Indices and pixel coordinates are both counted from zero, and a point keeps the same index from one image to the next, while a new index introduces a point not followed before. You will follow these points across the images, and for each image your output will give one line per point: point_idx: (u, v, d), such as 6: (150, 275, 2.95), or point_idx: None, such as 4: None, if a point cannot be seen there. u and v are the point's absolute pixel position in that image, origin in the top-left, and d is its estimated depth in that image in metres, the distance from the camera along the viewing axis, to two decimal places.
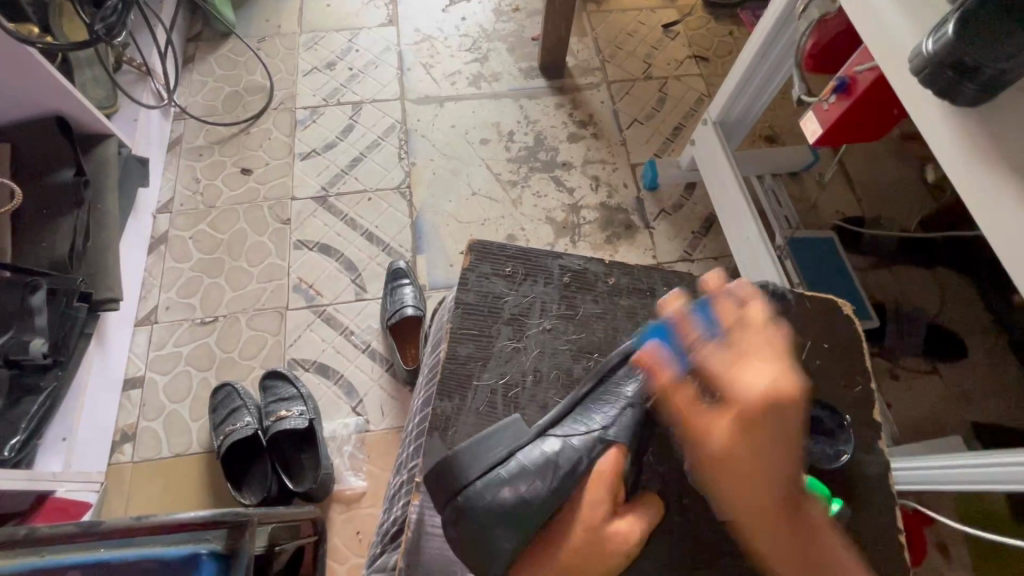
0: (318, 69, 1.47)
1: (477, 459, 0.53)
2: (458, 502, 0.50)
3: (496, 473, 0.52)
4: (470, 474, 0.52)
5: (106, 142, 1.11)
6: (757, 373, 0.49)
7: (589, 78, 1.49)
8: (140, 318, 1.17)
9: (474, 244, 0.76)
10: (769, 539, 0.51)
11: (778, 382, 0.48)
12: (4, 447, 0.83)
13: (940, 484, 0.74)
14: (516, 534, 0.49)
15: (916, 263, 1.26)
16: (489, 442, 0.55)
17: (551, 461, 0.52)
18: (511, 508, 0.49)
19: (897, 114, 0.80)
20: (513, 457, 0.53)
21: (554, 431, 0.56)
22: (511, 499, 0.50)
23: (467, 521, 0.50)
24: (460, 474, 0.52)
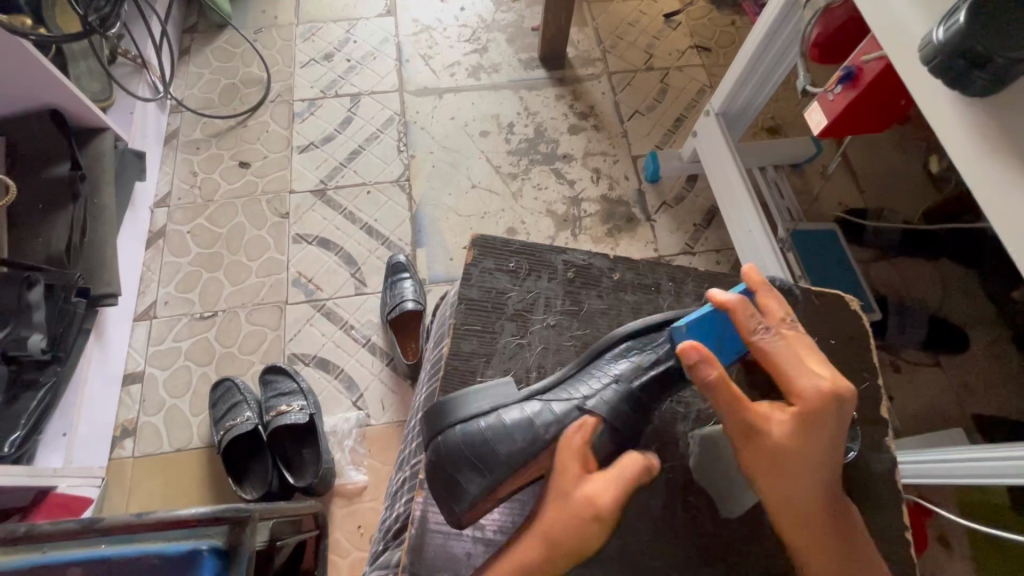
0: (316, 61, 1.45)
1: (462, 407, 0.58)
2: (437, 442, 0.56)
3: (476, 424, 0.56)
4: (455, 419, 0.57)
5: (101, 136, 1.10)
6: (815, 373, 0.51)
7: (590, 69, 1.47)
8: (139, 313, 1.16)
9: (477, 238, 0.76)
10: (808, 539, 0.51)
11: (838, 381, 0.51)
12: (3, 443, 0.83)
13: (945, 479, 0.74)
14: (483, 478, 0.54)
15: (920, 255, 1.25)
16: (474, 396, 0.59)
17: (525, 419, 0.56)
18: (476, 449, 0.55)
19: (905, 105, 0.79)
20: (493, 412, 0.57)
21: (540, 396, 0.59)
22: (479, 442, 0.55)
23: (443, 462, 0.55)
24: (444, 417, 0.58)
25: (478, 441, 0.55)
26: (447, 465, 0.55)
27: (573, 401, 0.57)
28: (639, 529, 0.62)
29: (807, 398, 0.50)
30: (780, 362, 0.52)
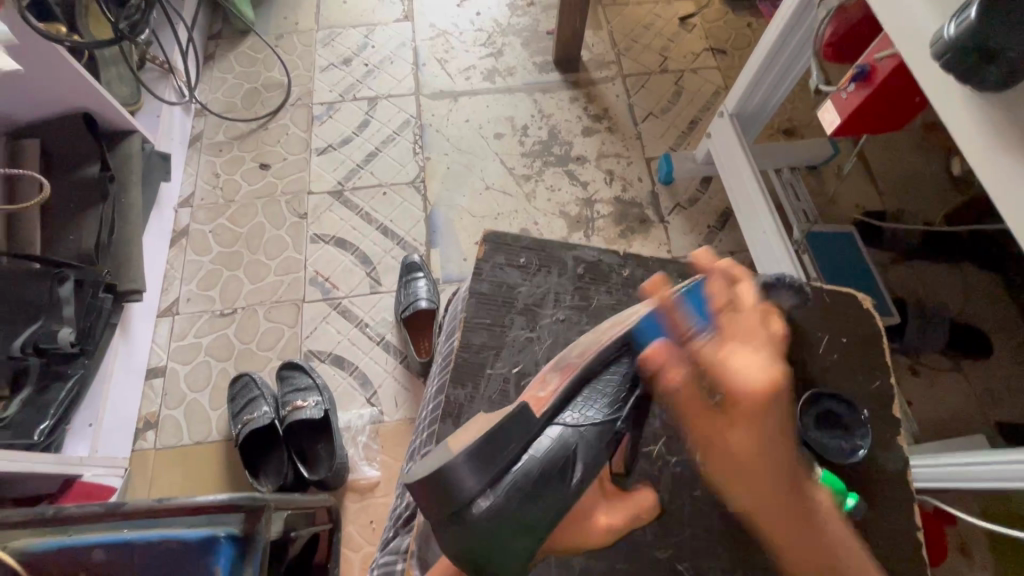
0: (335, 65, 1.48)
1: (486, 464, 0.49)
2: (469, 516, 0.48)
3: (506, 483, 0.50)
4: (478, 483, 0.49)
5: (129, 138, 1.14)
6: (745, 365, 0.58)
7: (604, 72, 1.48)
8: (162, 309, 1.20)
9: (489, 234, 0.77)
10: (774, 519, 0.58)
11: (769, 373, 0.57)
12: (35, 431, 0.86)
13: (961, 482, 0.73)
14: (528, 540, 0.50)
15: (940, 257, 1.23)
16: (497, 445, 0.50)
17: (563, 458, 0.52)
18: (520, 513, 0.49)
19: (920, 103, 0.78)
20: (524, 455, 0.52)
21: (560, 418, 0.56)
22: (520, 507, 0.49)
23: (478, 535, 0.48)
24: (466, 486, 0.48)
25: (525, 504, 0.49)
26: (479, 541, 0.48)
27: (595, 425, 0.56)
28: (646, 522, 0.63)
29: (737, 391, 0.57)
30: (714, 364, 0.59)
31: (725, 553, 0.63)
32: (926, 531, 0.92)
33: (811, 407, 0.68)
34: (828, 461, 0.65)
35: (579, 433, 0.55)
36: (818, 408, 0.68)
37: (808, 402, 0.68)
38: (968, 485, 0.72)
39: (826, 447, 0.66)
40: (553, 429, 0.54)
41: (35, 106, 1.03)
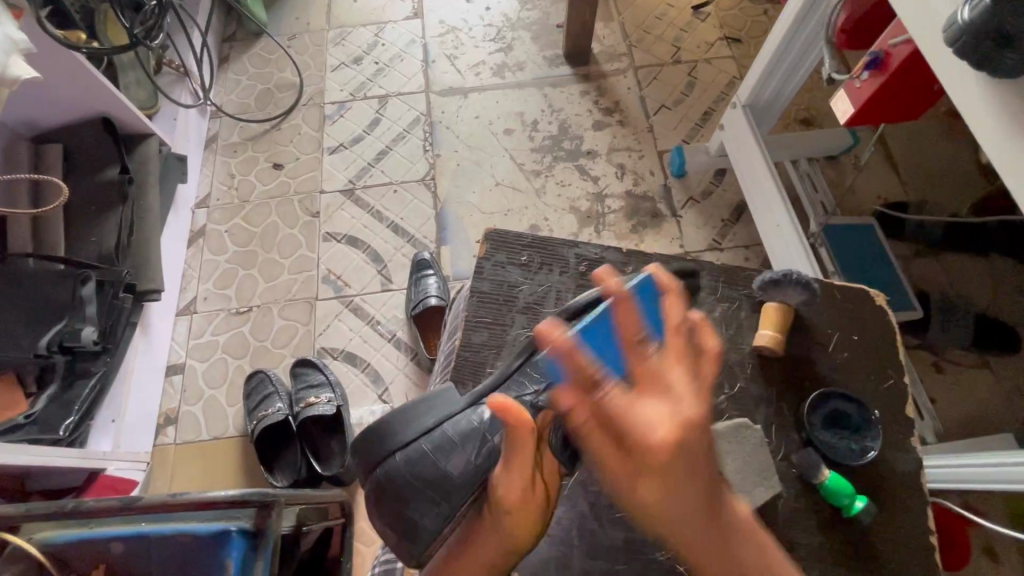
0: (346, 64, 1.49)
1: (402, 431, 0.55)
2: (380, 476, 0.54)
3: (420, 447, 0.54)
4: (391, 447, 0.54)
5: (146, 141, 1.16)
6: (652, 409, 0.38)
7: (616, 64, 1.46)
8: (181, 308, 1.23)
9: (490, 232, 0.76)
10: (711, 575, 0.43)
11: (669, 420, 0.38)
12: (60, 426, 0.90)
13: (982, 484, 0.70)
14: (438, 508, 0.53)
15: (967, 249, 1.18)
16: (420, 413, 0.56)
17: (479, 430, 0.54)
18: (430, 480, 0.53)
19: (938, 90, 0.75)
20: (440, 428, 0.55)
21: (489, 399, 0.57)
22: (434, 473, 0.53)
23: (389, 493, 0.53)
24: (384, 448, 0.54)
25: (434, 472, 0.53)
26: (399, 502, 0.53)
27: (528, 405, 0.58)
28: None
29: (641, 439, 0.38)
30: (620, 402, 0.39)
31: None
32: (947, 533, 0.89)
33: (819, 407, 0.66)
34: (836, 463, 0.64)
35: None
36: (827, 408, 0.66)
37: (815, 402, 0.66)
38: (990, 487, 0.70)
39: (835, 449, 0.64)
40: (477, 410, 0.56)
41: (56, 111, 1.07)
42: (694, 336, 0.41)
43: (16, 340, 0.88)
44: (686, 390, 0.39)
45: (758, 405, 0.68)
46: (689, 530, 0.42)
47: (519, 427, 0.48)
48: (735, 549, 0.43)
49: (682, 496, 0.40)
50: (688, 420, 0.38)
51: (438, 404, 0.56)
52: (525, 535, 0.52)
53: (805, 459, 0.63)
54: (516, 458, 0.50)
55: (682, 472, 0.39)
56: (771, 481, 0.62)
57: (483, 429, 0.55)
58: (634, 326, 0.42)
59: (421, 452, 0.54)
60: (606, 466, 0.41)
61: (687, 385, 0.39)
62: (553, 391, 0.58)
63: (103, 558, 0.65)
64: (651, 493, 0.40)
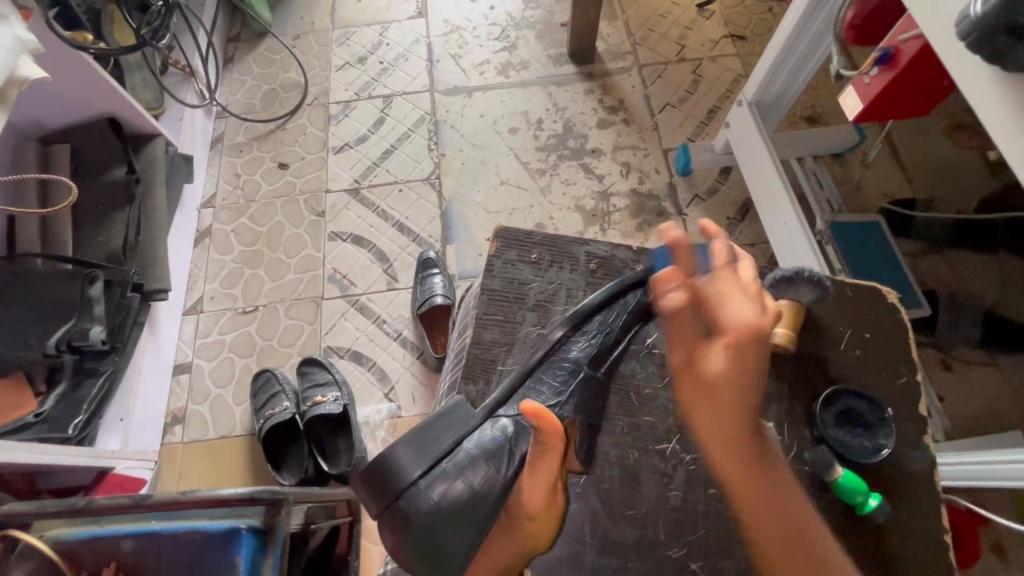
0: (351, 64, 1.49)
1: (421, 454, 0.52)
2: (401, 506, 0.50)
3: (445, 469, 0.52)
4: (411, 475, 0.51)
5: (153, 142, 1.17)
6: (740, 307, 0.54)
7: (620, 62, 1.46)
8: (187, 308, 1.23)
9: (499, 230, 0.76)
10: (754, 503, 0.50)
11: (758, 317, 0.53)
12: (69, 426, 0.90)
13: (992, 481, 0.70)
14: (467, 531, 0.51)
15: (975, 247, 1.17)
16: (437, 432, 0.54)
17: (505, 445, 0.57)
18: (460, 504, 0.51)
19: (948, 86, 0.75)
20: (460, 447, 0.53)
21: (503, 413, 0.60)
22: (462, 493, 0.52)
23: (415, 523, 0.50)
24: (402, 476, 0.50)
25: (464, 493, 0.52)
26: (423, 532, 0.50)
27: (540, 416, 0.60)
28: (660, 519, 0.64)
29: (729, 329, 0.53)
30: (714, 300, 0.55)
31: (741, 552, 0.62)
32: (956, 531, 0.89)
33: (831, 404, 0.66)
34: (848, 460, 0.64)
35: (519, 420, 0.59)
36: (839, 405, 0.66)
37: (828, 398, 0.66)
38: (1000, 485, 0.70)
39: (846, 446, 0.64)
40: (497, 422, 0.58)
41: (64, 112, 1.07)
42: (761, 293, 0.57)
43: (24, 339, 0.90)
44: (756, 296, 0.55)
45: (770, 403, 0.67)
46: (743, 441, 0.52)
47: (552, 435, 0.49)
48: (769, 471, 0.52)
49: (734, 415, 0.52)
50: (765, 320, 0.53)
51: (452, 421, 0.55)
52: (544, 534, 0.54)
53: (816, 457, 0.63)
54: (542, 459, 0.51)
55: (738, 391, 0.52)
56: None
57: (505, 441, 0.57)
58: (720, 258, 0.59)
59: (446, 475, 0.52)
60: (687, 346, 0.55)
61: (750, 300, 0.55)
62: (570, 400, 0.61)
63: (114, 555, 0.65)
64: (724, 362, 0.52)
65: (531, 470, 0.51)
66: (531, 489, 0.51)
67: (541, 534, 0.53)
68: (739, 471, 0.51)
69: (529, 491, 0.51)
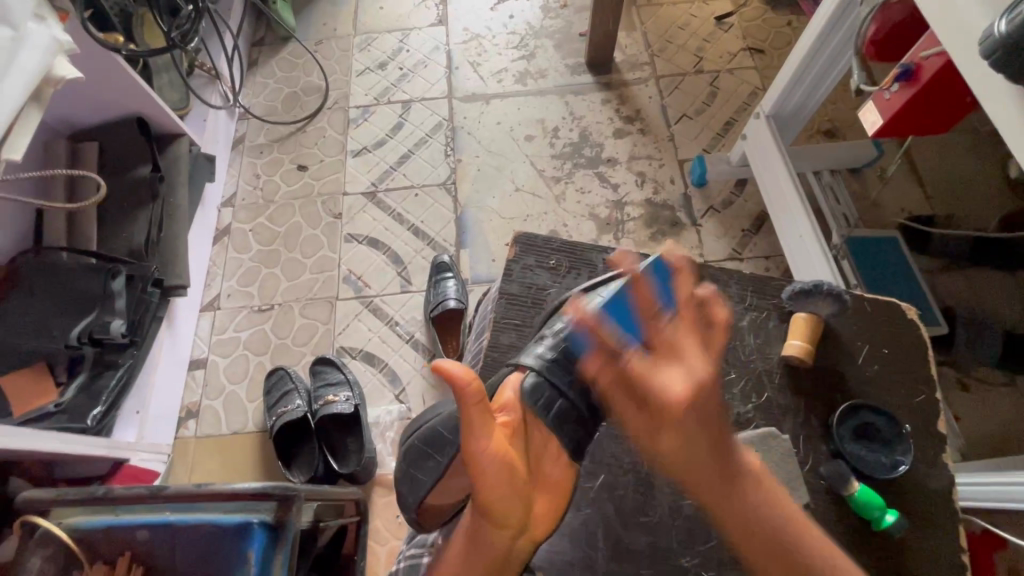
0: (371, 69, 1.52)
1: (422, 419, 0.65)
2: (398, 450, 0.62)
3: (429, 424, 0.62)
4: (412, 429, 0.64)
5: (177, 141, 1.20)
6: (671, 375, 0.48)
7: (637, 73, 1.47)
8: (204, 304, 1.25)
9: (520, 235, 0.77)
10: (727, 515, 0.50)
11: (692, 375, 0.47)
12: (87, 417, 0.92)
13: (1009, 502, 0.69)
14: (437, 470, 0.58)
15: (994, 265, 1.16)
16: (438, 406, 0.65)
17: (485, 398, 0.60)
18: (428, 446, 0.59)
19: (970, 103, 0.74)
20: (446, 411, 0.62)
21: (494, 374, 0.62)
22: (433, 437, 0.60)
23: (401, 465, 0.61)
24: (408, 433, 0.64)
25: (436, 439, 0.59)
26: (404, 468, 0.60)
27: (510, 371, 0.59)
28: (672, 527, 0.63)
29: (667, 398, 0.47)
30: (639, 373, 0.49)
31: None
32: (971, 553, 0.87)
33: (848, 418, 0.66)
34: (865, 475, 0.63)
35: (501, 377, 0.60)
36: (856, 420, 0.66)
37: (845, 413, 0.66)
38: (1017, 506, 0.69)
39: (865, 461, 0.64)
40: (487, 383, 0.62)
41: (93, 109, 1.10)
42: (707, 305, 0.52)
43: (48, 330, 0.92)
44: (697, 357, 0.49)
45: (785, 415, 0.67)
46: (691, 467, 0.49)
47: (462, 381, 0.45)
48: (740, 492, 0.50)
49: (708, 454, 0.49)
50: (701, 381, 0.47)
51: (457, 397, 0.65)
52: (502, 503, 0.48)
53: (833, 471, 0.62)
54: (469, 419, 0.47)
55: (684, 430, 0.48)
56: (799, 492, 0.62)
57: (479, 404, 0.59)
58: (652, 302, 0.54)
59: (433, 430, 0.60)
60: (631, 417, 0.51)
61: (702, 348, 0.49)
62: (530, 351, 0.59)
63: (130, 545, 0.66)
64: (672, 442, 0.48)
65: (467, 432, 0.47)
66: (476, 452, 0.47)
67: (506, 512, 0.48)
68: (713, 496, 0.49)
69: (477, 455, 0.47)
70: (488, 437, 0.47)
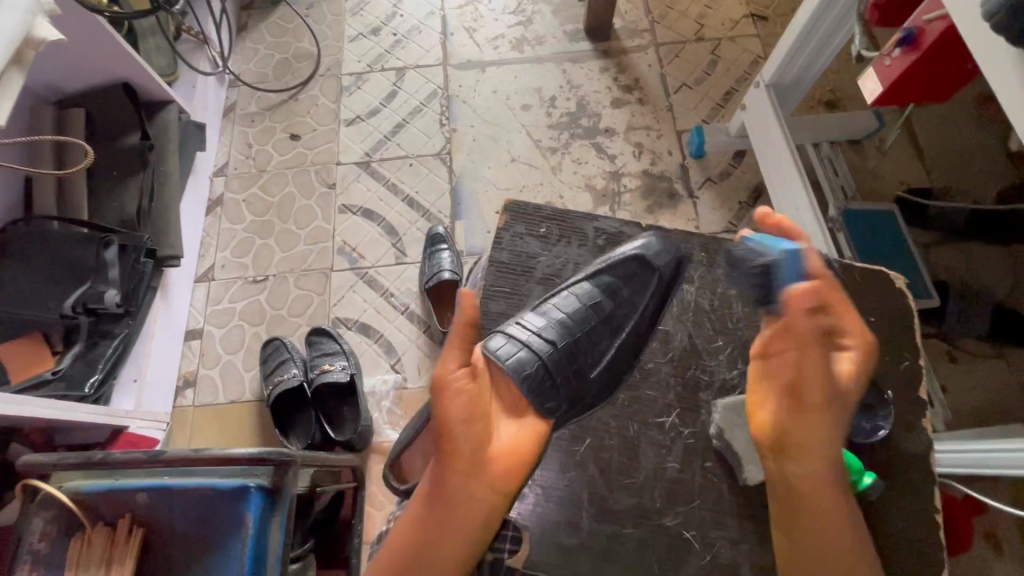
0: (364, 35, 1.48)
1: None
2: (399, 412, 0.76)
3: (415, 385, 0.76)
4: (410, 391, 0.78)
5: (166, 108, 1.17)
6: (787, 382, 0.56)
7: (637, 40, 1.43)
8: (199, 275, 1.25)
9: (509, 204, 0.77)
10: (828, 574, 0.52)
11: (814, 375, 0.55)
12: (85, 385, 0.93)
13: (986, 469, 0.71)
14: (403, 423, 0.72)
15: (989, 239, 1.16)
16: None
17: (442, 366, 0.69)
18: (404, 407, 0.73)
19: (971, 71, 0.73)
20: None
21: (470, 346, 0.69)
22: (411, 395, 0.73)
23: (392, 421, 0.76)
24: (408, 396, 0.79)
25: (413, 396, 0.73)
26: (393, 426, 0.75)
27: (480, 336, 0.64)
28: (657, 492, 0.65)
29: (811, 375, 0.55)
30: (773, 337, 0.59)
31: (735, 525, 0.64)
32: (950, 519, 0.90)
33: None
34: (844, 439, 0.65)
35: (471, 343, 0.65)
36: None
37: None
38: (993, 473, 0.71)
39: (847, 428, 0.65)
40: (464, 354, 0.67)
41: (78, 74, 1.08)
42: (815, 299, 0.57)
43: (42, 300, 0.92)
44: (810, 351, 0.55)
45: None
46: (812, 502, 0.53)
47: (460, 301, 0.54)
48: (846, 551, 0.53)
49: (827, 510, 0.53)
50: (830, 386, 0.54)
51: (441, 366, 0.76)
52: (465, 426, 0.51)
53: None
54: (449, 342, 0.54)
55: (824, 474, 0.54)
56: None
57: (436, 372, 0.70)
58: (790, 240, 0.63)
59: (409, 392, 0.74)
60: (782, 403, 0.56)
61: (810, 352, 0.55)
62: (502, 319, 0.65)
63: (130, 506, 0.67)
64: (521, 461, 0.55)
65: (435, 396, 0.52)
66: (444, 406, 0.51)
67: (467, 436, 0.51)
68: (812, 519, 0.53)
69: (444, 372, 0.52)
70: (459, 365, 0.53)
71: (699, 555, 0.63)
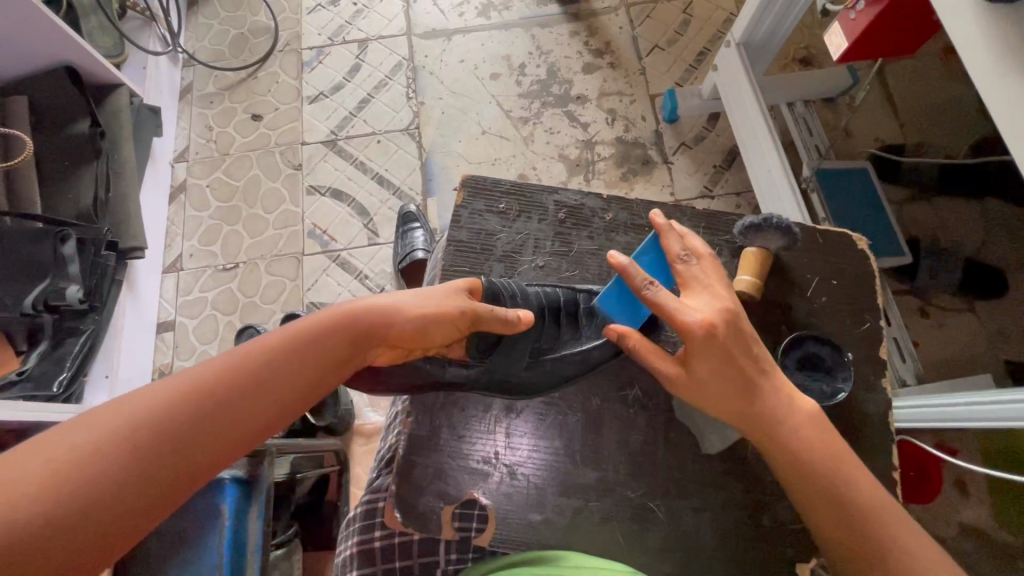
0: (323, 6, 1.41)
1: None
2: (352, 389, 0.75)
3: None
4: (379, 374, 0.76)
5: (117, 92, 1.12)
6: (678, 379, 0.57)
7: (607, 1, 1.38)
8: (166, 266, 1.22)
9: (467, 179, 0.75)
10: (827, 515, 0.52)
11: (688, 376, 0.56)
12: (54, 383, 0.91)
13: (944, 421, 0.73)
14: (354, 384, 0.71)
15: (960, 193, 1.16)
16: None
17: None
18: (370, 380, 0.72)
19: (935, 23, 0.72)
20: None
21: None
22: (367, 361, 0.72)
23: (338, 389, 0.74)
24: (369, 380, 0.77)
25: None
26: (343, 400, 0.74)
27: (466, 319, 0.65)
28: (621, 463, 0.65)
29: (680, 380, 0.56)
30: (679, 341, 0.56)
31: (698, 490, 0.65)
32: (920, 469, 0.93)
33: (793, 350, 0.67)
34: None
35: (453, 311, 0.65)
36: (801, 351, 0.67)
37: (790, 344, 0.67)
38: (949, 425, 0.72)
39: (807, 390, 0.65)
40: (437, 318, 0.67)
41: (14, 60, 1.01)
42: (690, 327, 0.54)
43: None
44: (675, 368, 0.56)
45: None
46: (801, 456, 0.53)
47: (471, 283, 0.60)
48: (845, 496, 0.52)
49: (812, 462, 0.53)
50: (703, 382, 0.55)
51: None
52: (435, 332, 0.55)
53: None
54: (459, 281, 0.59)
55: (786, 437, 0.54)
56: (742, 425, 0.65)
57: None
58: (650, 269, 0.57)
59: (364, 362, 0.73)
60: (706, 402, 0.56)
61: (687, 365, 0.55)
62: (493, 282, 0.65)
63: None
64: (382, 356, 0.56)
65: (425, 293, 0.56)
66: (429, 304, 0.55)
67: (413, 336, 0.55)
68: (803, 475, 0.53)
69: (445, 288, 0.57)
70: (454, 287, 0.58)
71: (665, 527, 0.64)
